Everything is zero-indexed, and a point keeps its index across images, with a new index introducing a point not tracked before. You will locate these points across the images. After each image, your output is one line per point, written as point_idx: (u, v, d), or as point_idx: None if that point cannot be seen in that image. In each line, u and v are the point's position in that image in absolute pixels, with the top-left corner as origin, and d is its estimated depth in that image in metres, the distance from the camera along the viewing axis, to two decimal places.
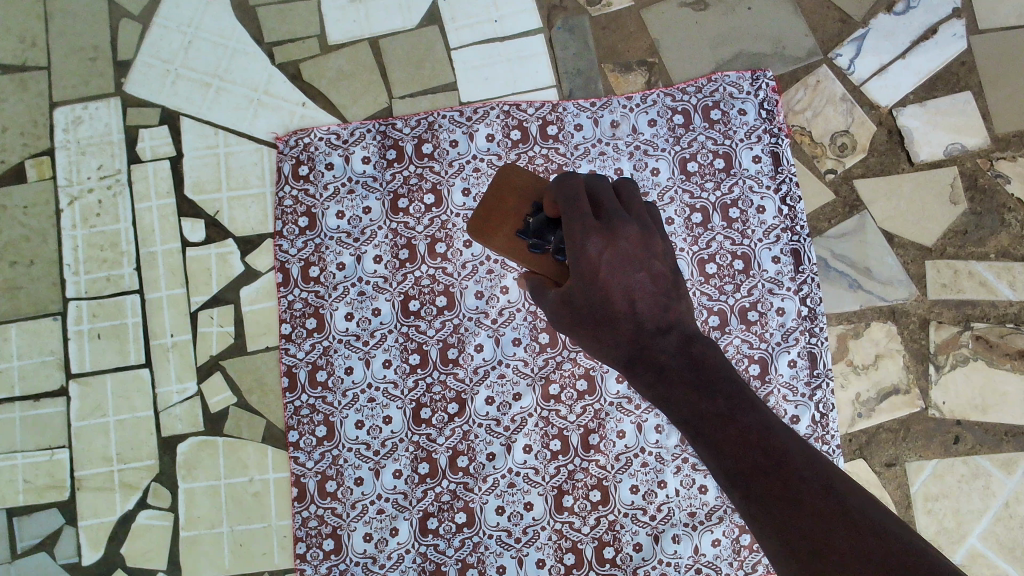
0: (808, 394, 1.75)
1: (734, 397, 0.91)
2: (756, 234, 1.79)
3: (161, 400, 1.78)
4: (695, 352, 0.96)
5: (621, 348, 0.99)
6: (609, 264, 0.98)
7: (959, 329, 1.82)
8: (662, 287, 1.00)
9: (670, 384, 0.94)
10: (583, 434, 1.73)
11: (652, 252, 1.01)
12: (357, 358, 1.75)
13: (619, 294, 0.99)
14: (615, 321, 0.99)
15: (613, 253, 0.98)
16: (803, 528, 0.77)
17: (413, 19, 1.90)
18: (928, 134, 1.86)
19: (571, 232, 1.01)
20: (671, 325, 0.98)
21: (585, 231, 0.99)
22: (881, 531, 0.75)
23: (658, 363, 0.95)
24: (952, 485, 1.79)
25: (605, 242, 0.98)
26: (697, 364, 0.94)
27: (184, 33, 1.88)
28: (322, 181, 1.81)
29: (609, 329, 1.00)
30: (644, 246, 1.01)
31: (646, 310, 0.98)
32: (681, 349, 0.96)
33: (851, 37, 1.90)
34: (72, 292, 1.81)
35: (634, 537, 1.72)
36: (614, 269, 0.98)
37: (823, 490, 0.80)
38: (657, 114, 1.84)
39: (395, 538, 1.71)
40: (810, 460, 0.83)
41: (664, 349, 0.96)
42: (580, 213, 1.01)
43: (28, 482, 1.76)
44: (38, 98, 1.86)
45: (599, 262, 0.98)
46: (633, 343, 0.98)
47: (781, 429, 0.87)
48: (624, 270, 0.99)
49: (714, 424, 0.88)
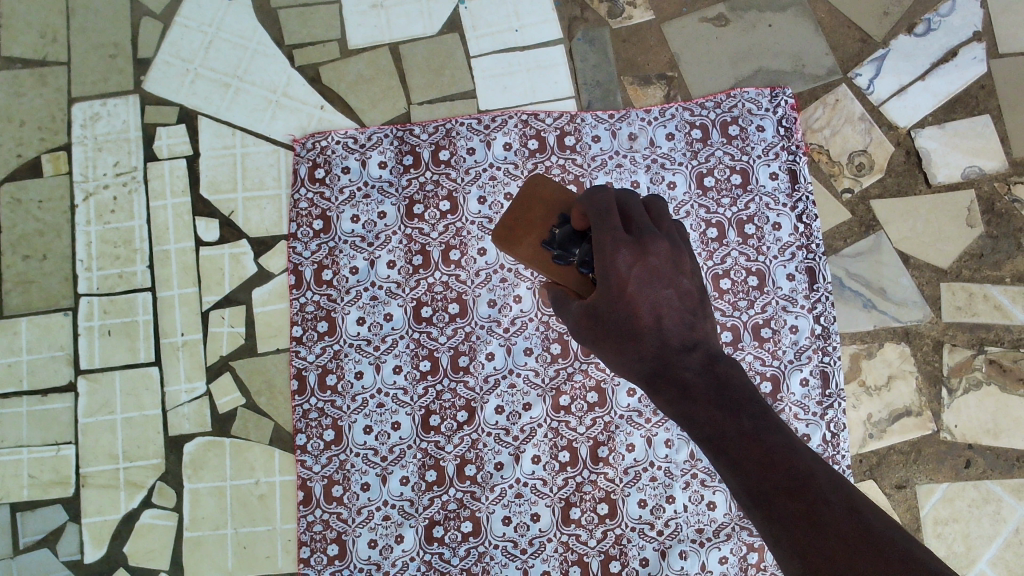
0: (820, 413, 1.75)
1: (758, 417, 0.90)
2: (771, 250, 1.79)
3: (170, 399, 1.78)
4: (720, 372, 0.94)
5: (643, 363, 0.98)
6: (637, 279, 0.97)
7: (972, 352, 1.81)
8: (687, 304, 1.00)
9: (694, 401, 0.92)
10: (592, 447, 1.72)
11: (680, 269, 1.01)
12: (367, 363, 1.75)
13: (645, 309, 0.98)
14: (639, 336, 0.98)
15: (643, 267, 0.98)
16: (826, 551, 0.76)
17: (434, 26, 1.90)
18: (947, 156, 1.86)
19: (600, 245, 1.00)
20: (696, 343, 0.97)
21: (615, 244, 0.98)
22: (906, 557, 0.74)
23: (681, 380, 0.94)
24: (962, 510, 1.78)
25: (635, 256, 0.98)
26: (722, 383, 0.93)
27: (205, 33, 1.89)
28: (337, 185, 1.81)
29: (631, 344, 0.98)
30: (672, 263, 1.00)
31: (672, 326, 0.98)
32: (705, 367, 0.95)
33: (871, 57, 1.90)
34: (84, 288, 1.80)
35: (640, 551, 1.71)
36: (642, 285, 0.97)
37: (848, 514, 0.79)
38: (675, 128, 1.84)
39: (400, 545, 1.70)
40: (834, 483, 0.83)
41: (688, 366, 0.95)
42: (610, 226, 1.00)
43: (32, 478, 1.75)
44: (57, 93, 1.86)
45: (628, 277, 0.97)
46: (656, 358, 0.97)
47: (806, 451, 0.86)
48: (651, 287, 0.98)
49: (738, 444, 0.88)
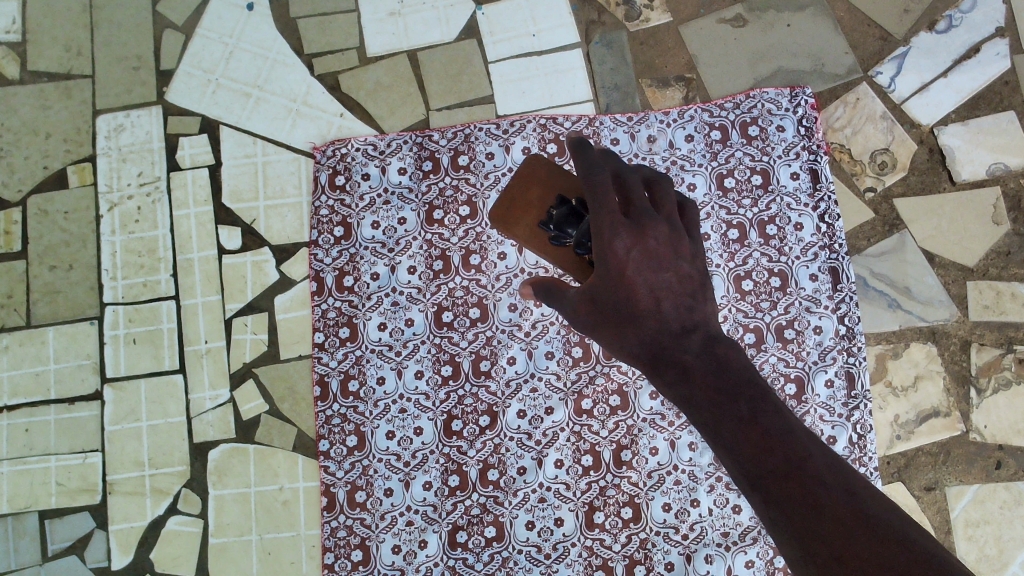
0: (845, 414, 1.72)
1: (754, 399, 0.89)
2: (794, 251, 1.77)
3: (194, 406, 1.79)
4: (719, 353, 0.95)
5: (644, 347, 0.99)
6: (636, 262, 0.99)
7: (1001, 351, 1.78)
8: (688, 288, 1.01)
9: (692, 383, 0.92)
10: (615, 450, 1.71)
11: (680, 252, 1.02)
12: (389, 369, 1.75)
13: (643, 291, 0.99)
14: (638, 318, 0.99)
15: (641, 249, 0.99)
16: (823, 534, 0.76)
17: (452, 33, 1.91)
18: (971, 153, 1.84)
19: (600, 227, 1.01)
20: (695, 325, 0.98)
21: (613, 225, 1.00)
22: (902, 538, 0.74)
23: (681, 362, 0.94)
24: (993, 512, 1.74)
25: (633, 238, 1.00)
26: (721, 365, 0.93)
27: (226, 44, 1.91)
28: (358, 192, 1.82)
29: (632, 326, 1.00)
30: (672, 246, 1.01)
31: (671, 310, 0.99)
32: (704, 349, 0.95)
33: (892, 55, 1.89)
34: (109, 297, 1.82)
35: (665, 556, 1.69)
36: (640, 268, 0.99)
37: (845, 496, 0.79)
38: (694, 129, 1.83)
39: (424, 550, 1.70)
40: (833, 467, 0.82)
41: (688, 349, 0.95)
42: (609, 207, 1.01)
43: (61, 485, 1.76)
44: (82, 106, 1.89)
45: (626, 260, 0.99)
46: (655, 341, 0.97)
47: (803, 433, 0.86)
48: (649, 269, 0.99)
49: (734, 424, 0.87)
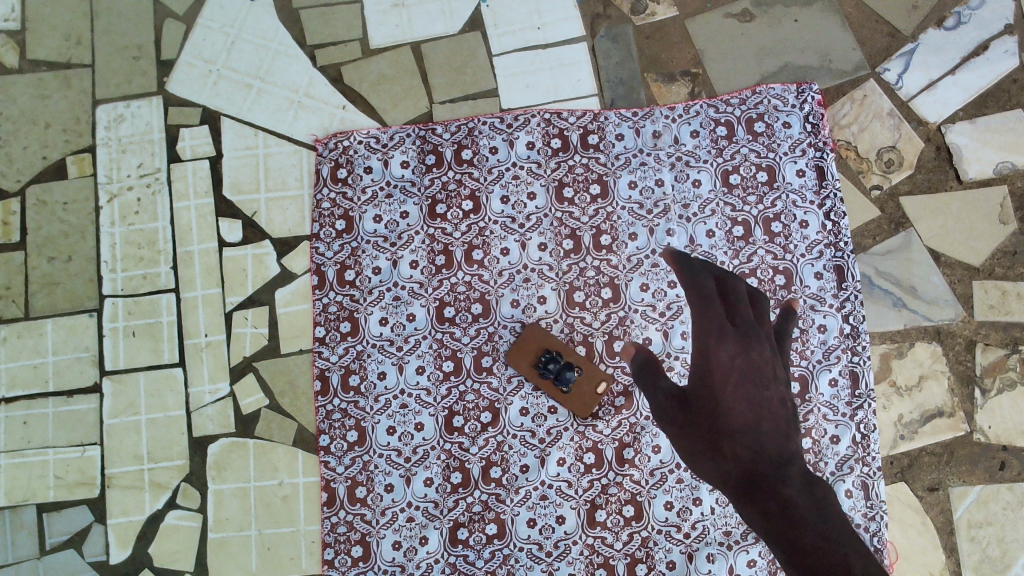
0: (849, 414, 1.71)
1: (853, 543, 0.85)
2: (799, 249, 1.76)
3: (194, 400, 1.78)
4: (819, 496, 0.93)
5: (735, 473, 0.97)
6: (740, 371, 1.00)
7: (1006, 352, 1.77)
8: (784, 432, 1.00)
9: (792, 516, 0.89)
10: (618, 448, 1.70)
11: (777, 414, 1.01)
12: (390, 364, 1.74)
13: (743, 408, 0.99)
14: (734, 441, 0.98)
15: (744, 359, 1.01)
16: None
17: (456, 25, 1.89)
18: (978, 152, 1.82)
19: (704, 330, 1.02)
20: (792, 464, 0.97)
21: (721, 335, 1.01)
22: None
23: (780, 495, 0.92)
24: (996, 513, 1.73)
25: (739, 347, 1.01)
26: (827, 513, 0.91)
27: (227, 34, 1.89)
28: (360, 185, 1.81)
29: (720, 459, 0.98)
30: (772, 370, 1.03)
31: (769, 432, 0.99)
32: (805, 489, 0.93)
33: (900, 51, 1.87)
34: (109, 289, 1.81)
35: (667, 554, 1.68)
36: (743, 379, 1.00)
37: None
38: (700, 125, 1.82)
39: (425, 547, 1.68)
40: None
41: (788, 485, 0.93)
42: (716, 313, 1.02)
43: (59, 479, 1.75)
44: (82, 95, 1.87)
45: (729, 367, 1.00)
46: (749, 470, 0.96)
47: None
48: (753, 389, 1.00)
49: (826, 555, 0.84)
